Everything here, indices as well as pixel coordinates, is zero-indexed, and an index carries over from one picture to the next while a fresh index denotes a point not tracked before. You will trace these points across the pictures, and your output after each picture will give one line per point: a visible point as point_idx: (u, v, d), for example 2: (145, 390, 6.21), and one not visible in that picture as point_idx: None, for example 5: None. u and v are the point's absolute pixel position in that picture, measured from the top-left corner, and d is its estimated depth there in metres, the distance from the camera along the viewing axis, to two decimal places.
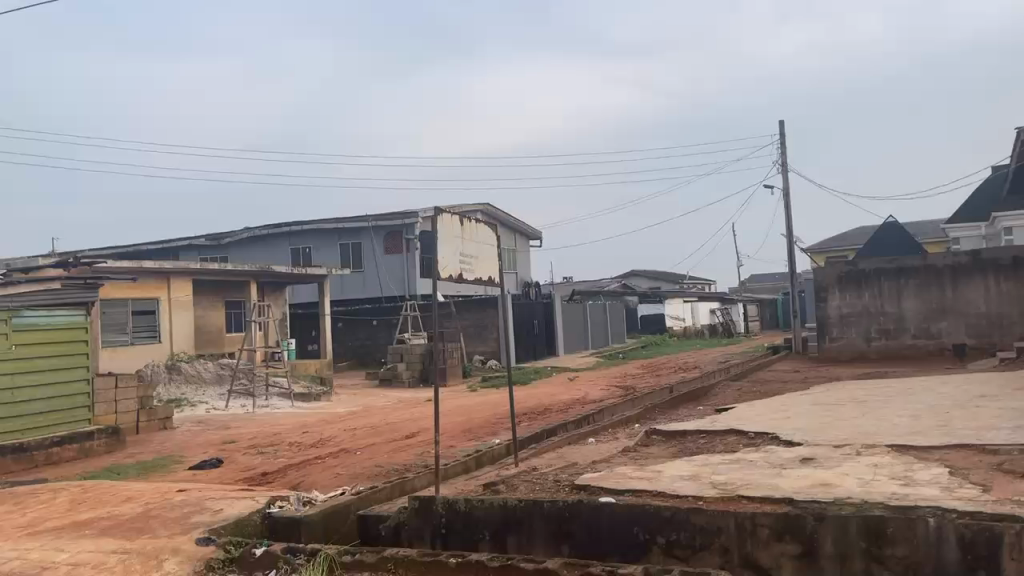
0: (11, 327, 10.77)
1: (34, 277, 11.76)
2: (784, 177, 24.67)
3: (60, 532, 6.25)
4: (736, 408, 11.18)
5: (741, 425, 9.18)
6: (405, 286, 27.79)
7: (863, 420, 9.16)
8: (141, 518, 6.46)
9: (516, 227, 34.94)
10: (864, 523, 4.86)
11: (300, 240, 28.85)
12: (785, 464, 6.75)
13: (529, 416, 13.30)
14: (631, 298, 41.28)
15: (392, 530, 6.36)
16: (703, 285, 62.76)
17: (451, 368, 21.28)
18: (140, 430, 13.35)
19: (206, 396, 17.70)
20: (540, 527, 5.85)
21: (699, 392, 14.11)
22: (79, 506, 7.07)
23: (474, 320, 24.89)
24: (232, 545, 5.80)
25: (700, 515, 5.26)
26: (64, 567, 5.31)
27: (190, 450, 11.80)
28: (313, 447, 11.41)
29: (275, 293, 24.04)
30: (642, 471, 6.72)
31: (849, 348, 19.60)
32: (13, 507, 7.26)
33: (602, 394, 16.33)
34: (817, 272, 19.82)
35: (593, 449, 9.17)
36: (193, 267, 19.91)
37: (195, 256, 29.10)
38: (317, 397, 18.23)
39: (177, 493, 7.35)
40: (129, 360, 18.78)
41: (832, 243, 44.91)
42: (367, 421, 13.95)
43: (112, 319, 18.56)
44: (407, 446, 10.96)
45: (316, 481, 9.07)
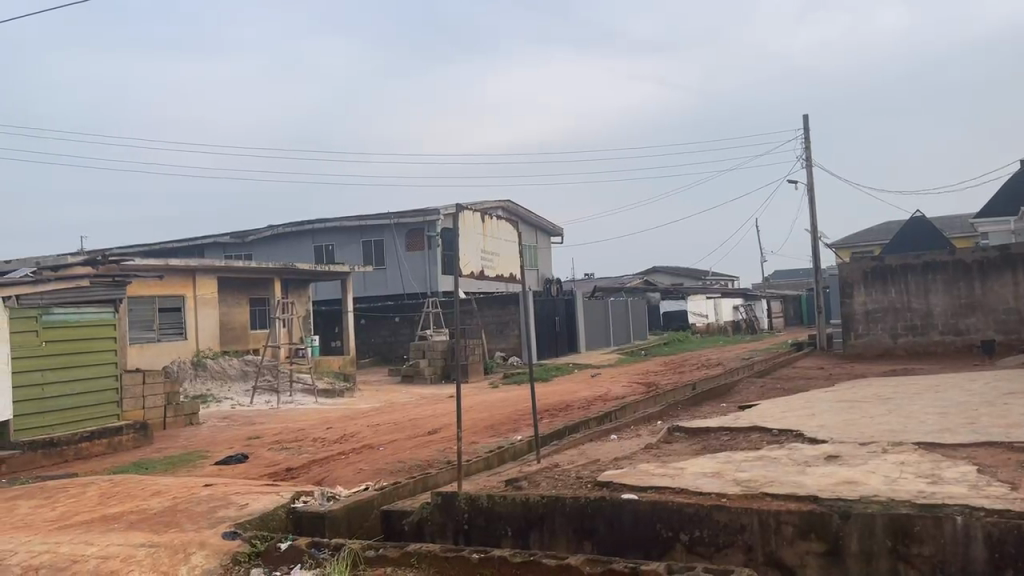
0: (41, 325, 10.97)
1: (63, 274, 11.92)
2: (808, 171, 24.41)
3: (89, 526, 6.35)
4: (760, 405, 11.11)
5: (764, 422, 9.10)
6: (427, 284, 27.87)
7: (889, 418, 9.04)
8: (168, 513, 6.56)
9: (537, 223, 35.00)
10: (889, 522, 4.81)
11: (323, 238, 29.06)
12: (809, 461, 6.69)
13: (551, 412, 13.31)
14: (654, 295, 41.06)
15: (414, 526, 6.40)
16: (726, 281, 62.44)
17: (473, 365, 21.31)
18: (167, 426, 13.53)
19: (231, 393, 17.89)
20: (562, 524, 5.85)
21: (722, 389, 13.99)
22: (105, 501, 7.18)
23: (495, 317, 24.90)
24: (258, 540, 5.87)
25: (723, 512, 5.24)
26: (94, 560, 5.40)
27: (215, 446, 11.93)
28: (336, 443, 11.51)
29: (298, 291, 24.21)
30: (664, 468, 6.71)
31: (875, 345, 19.40)
32: (43, 501, 7.39)
33: (624, 391, 16.27)
34: (842, 268, 19.59)
35: (615, 446, 9.15)
36: (217, 264, 20.12)
37: (219, 254, 29.39)
38: (340, 393, 18.38)
39: (203, 487, 7.44)
40: (155, 357, 19.03)
41: (856, 238, 44.45)
42: (390, 417, 14.01)
43: (138, 316, 18.82)
44: (428, 442, 11.01)
45: (340, 477, 9.14)
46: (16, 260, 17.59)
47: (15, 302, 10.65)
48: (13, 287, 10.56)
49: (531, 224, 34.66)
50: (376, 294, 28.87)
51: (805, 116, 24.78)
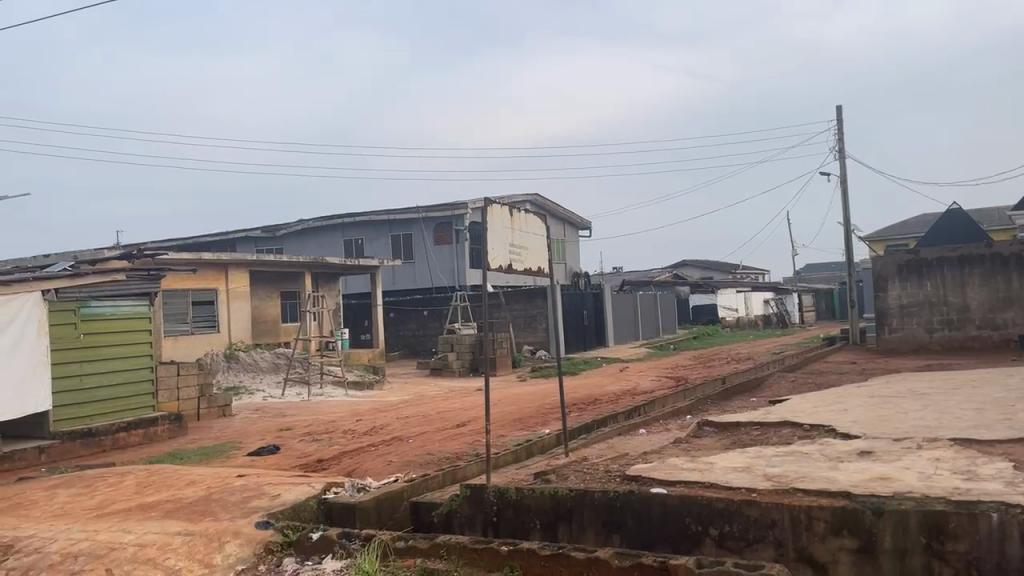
0: (80, 317, 11.23)
1: (101, 267, 12.11)
2: (841, 163, 24.03)
3: (127, 514, 6.49)
4: (791, 400, 10.98)
5: (796, 418, 9.00)
6: (455, 277, 27.97)
7: (925, 414, 8.90)
8: (203, 502, 6.68)
9: (565, 216, 34.91)
10: (924, 518, 4.74)
11: (353, 232, 29.26)
12: (841, 457, 6.60)
13: (580, 406, 13.31)
14: (683, 289, 40.78)
15: (443, 518, 6.43)
16: (757, 274, 61.79)
17: (501, 358, 21.37)
18: (201, 417, 13.76)
19: (263, 384, 18.16)
20: (590, 518, 5.86)
21: (752, 383, 13.86)
22: (142, 490, 7.33)
23: (523, 311, 24.93)
24: (290, 530, 5.95)
25: (753, 507, 5.21)
26: (132, 548, 5.52)
27: (247, 437, 12.12)
28: (367, 435, 11.63)
29: (328, 284, 24.43)
30: (693, 463, 6.68)
31: (910, 340, 19.06)
32: (83, 489, 7.57)
33: (653, 385, 16.20)
34: (876, 261, 19.27)
35: (643, 440, 9.10)
36: (249, 258, 20.35)
37: (251, 248, 29.77)
38: (370, 385, 18.57)
39: (236, 477, 7.57)
40: (189, 348, 19.36)
41: (891, 231, 43.68)
42: (419, 410, 14.12)
43: (172, 309, 19.13)
44: (457, 435, 11.06)
45: (370, 468, 9.24)
46: (55, 254, 17.98)
47: (55, 295, 10.87)
48: (53, 280, 10.74)
49: (560, 218, 34.61)
50: (405, 288, 29.05)
51: (838, 107, 24.46)
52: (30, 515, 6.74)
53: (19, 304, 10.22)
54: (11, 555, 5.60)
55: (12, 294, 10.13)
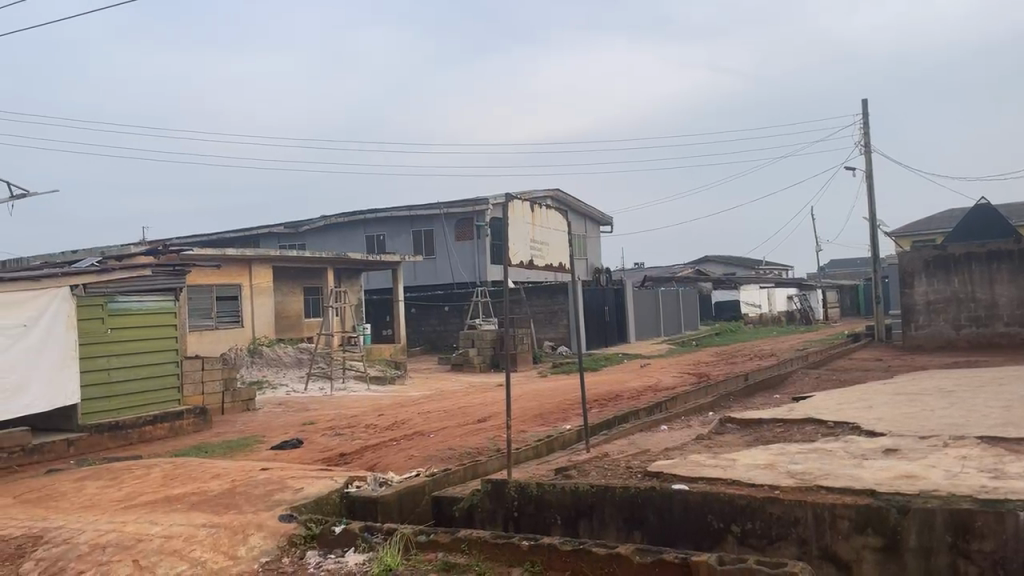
0: (108, 312, 11.40)
1: (127, 262, 12.27)
2: (866, 157, 23.73)
3: (153, 506, 6.59)
4: (815, 398, 10.88)
5: (819, 415, 8.92)
6: (476, 274, 28.00)
7: (951, 411, 8.78)
8: (228, 495, 6.76)
9: (587, 212, 34.80)
10: (950, 516, 4.68)
11: (374, 228, 29.40)
12: (866, 455, 6.53)
13: (601, 402, 13.30)
14: (705, 285, 40.48)
15: (464, 513, 6.45)
16: (781, 270, 61.28)
17: (522, 354, 21.38)
18: (226, 411, 13.93)
19: (286, 378, 18.34)
20: (611, 514, 5.85)
21: (775, 380, 13.75)
22: (168, 482, 7.44)
23: (544, 306, 24.91)
24: (313, 523, 6.00)
25: (776, 504, 5.18)
26: (158, 539, 5.60)
27: (271, 431, 12.23)
28: (388, 430, 11.70)
29: (351, 280, 24.57)
30: (715, 459, 6.65)
31: (937, 337, 18.82)
32: (110, 481, 7.70)
33: (675, 382, 16.13)
34: (902, 257, 19.04)
35: (665, 437, 9.08)
36: (272, 254, 20.53)
37: (275, 244, 30.01)
38: (391, 380, 18.67)
39: (260, 471, 7.65)
40: (213, 343, 19.58)
41: (917, 226, 43.09)
42: (441, 405, 14.19)
43: (197, 304, 19.33)
44: (478, 430, 11.10)
45: (391, 462, 9.30)
46: (82, 250, 18.24)
47: (83, 290, 11.04)
48: (81, 275, 10.90)
49: (581, 213, 34.52)
50: (426, 284, 29.15)
51: (864, 101, 24.15)
52: (59, 507, 6.86)
53: (47, 300, 10.39)
54: (41, 546, 5.71)
55: (41, 290, 10.30)
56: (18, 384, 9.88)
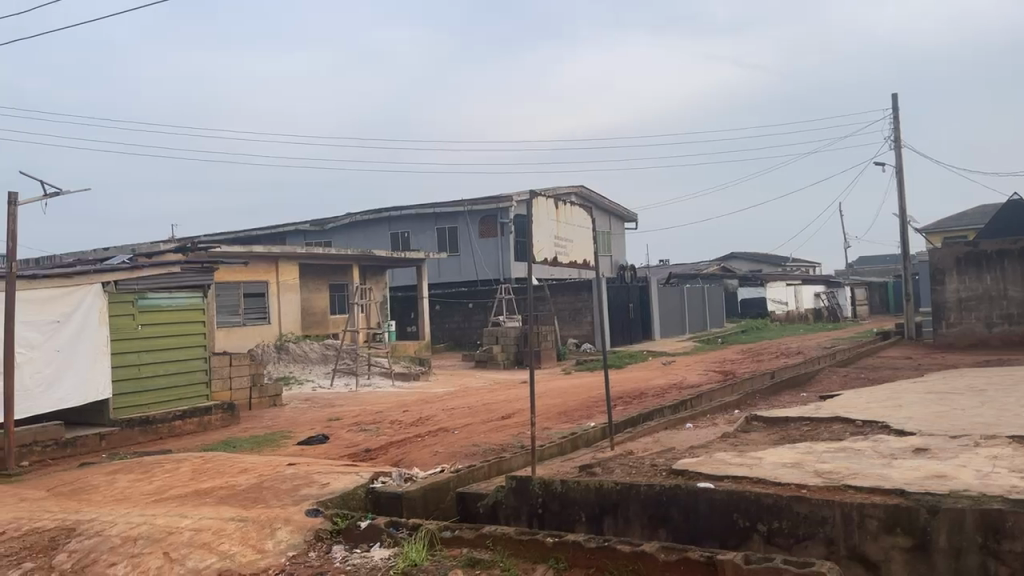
0: (138, 308, 11.57)
1: (157, 259, 12.45)
2: (896, 152, 23.37)
3: (183, 500, 6.69)
4: (843, 396, 10.75)
5: (848, 414, 8.82)
6: (500, 270, 28.02)
7: (982, 411, 8.64)
8: (255, 489, 6.85)
9: (612, 208, 34.66)
10: (980, 516, 4.61)
11: (399, 225, 29.54)
12: (895, 454, 6.44)
13: (626, 399, 13.26)
14: (731, 282, 40.12)
15: (489, 509, 6.48)
16: (809, 267, 60.58)
17: (546, 351, 21.39)
18: (253, 406, 14.09)
19: (312, 374, 18.51)
20: (636, 511, 5.84)
21: (802, 378, 13.60)
22: (197, 477, 7.54)
23: (569, 303, 24.89)
24: (339, 518, 6.07)
25: (804, 503, 5.13)
26: (188, 532, 5.69)
27: (298, 426, 12.36)
28: (413, 426, 11.77)
29: (376, 276, 24.73)
30: (742, 458, 6.60)
31: (968, 335, 18.53)
32: (141, 475, 7.83)
33: (700, 380, 16.03)
34: (933, 254, 18.75)
35: (690, 435, 9.02)
36: (299, 251, 20.71)
37: (301, 241, 30.27)
38: (416, 376, 18.76)
39: (286, 466, 7.73)
40: (241, 340, 19.81)
41: (948, 223, 42.36)
42: (465, 402, 14.23)
43: (224, 301, 19.55)
44: (502, 427, 11.13)
45: (416, 458, 9.36)
46: (112, 247, 18.53)
47: (114, 287, 11.22)
48: (112, 272, 11.08)
49: (605, 209, 34.37)
50: (450, 281, 29.23)
51: (894, 95, 23.78)
52: (92, 499, 7.00)
53: (80, 295, 10.60)
54: (74, 538, 5.83)
55: (74, 286, 10.52)
56: (52, 378, 10.11)
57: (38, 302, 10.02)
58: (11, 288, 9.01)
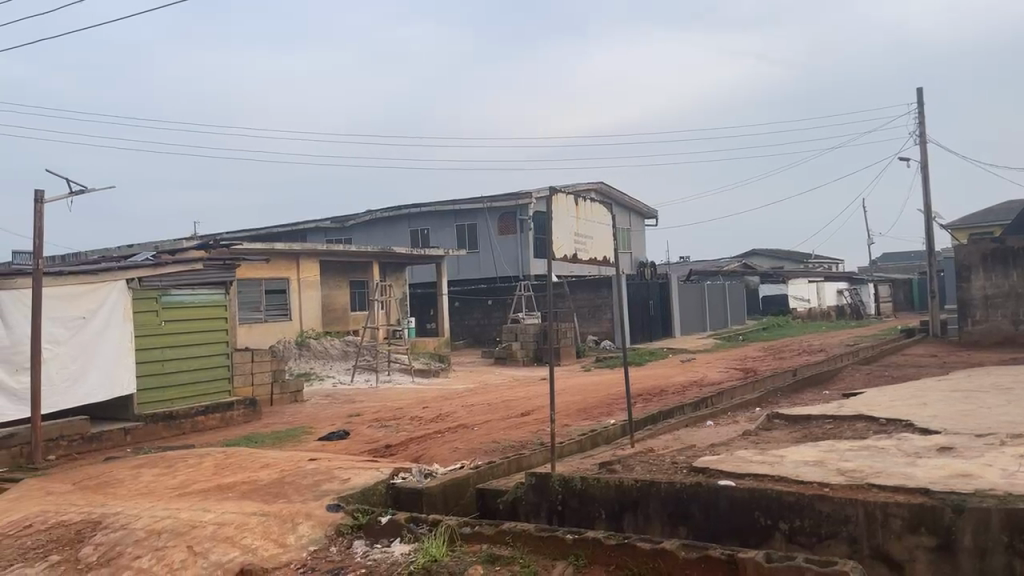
0: (161, 305, 11.69)
1: (180, 257, 12.55)
2: (921, 147, 23.06)
3: (206, 494, 6.76)
4: (866, 394, 10.64)
5: (871, 412, 8.72)
6: (519, 268, 28.01)
7: (1010, 409, 8.50)
8: (277, 484, 6.91)
9: (632, 205, 34.55)
10: (1006, 516, 4.54)
11: (419, 222, 29.62)
12: (919, 453, 6.36)
13: (646, 397, 13.20)
14: (752, 279, 39.82)
15: (509, 506, 6.49)
16: (832, 264, 59.98)
17: (566, 348, 21.37)
18: (274, 402, 14.21)
19: (333, 370, 18.63)
20: (656, 509, 5.82)
21: (824, 375, 13.48)
22: (219, 472, 7.61)
23: (588, 300, 24.83)
24: (359, 513, 6.10)
25: (827, 502, 5.08)
26: (211, 526, 5.75)
27: (318, 422, 12.45)
28: (433, 422, 11.80)
29: (395, 274, 24.83)
30: (763, 456, 6.56)
31: (994, 332, 18.24)
32: (166, 469, 7.93)
33: (721, 377, 15.93)
34: (958, 251, 18.50)
35: (711, 433, 8.97)
36: (319, 249, 20.84)
37: (321, 238, 30.48)
38: (436, 373, 18.82)
39: (308, 461, 7.78)
40: (263, 336, 19.98)
41: (975, 219, 41.72)
42: (484, 398, 14.25)
43: (246, 297, 19.72)
44: (521, 423, 11.14)
45: (436, 455, 9.38)
46: (136, 245, 18.75)
47: (138, 284, 11.35)
48: (137, 269, 11.19)
49: (625, 206, 34.25)
50: (469, 278, 29.28)
51: (918, 90, 23.43)
52: (117, 493, 7.09)
53: (105, 292, 10.75)
54: (100, 531, 5.92)
55: (100, 283, 10.66)
56: (78, 373, 10.25)
57: (65, 298, 10.18)
58: (38, 284, 9.15)
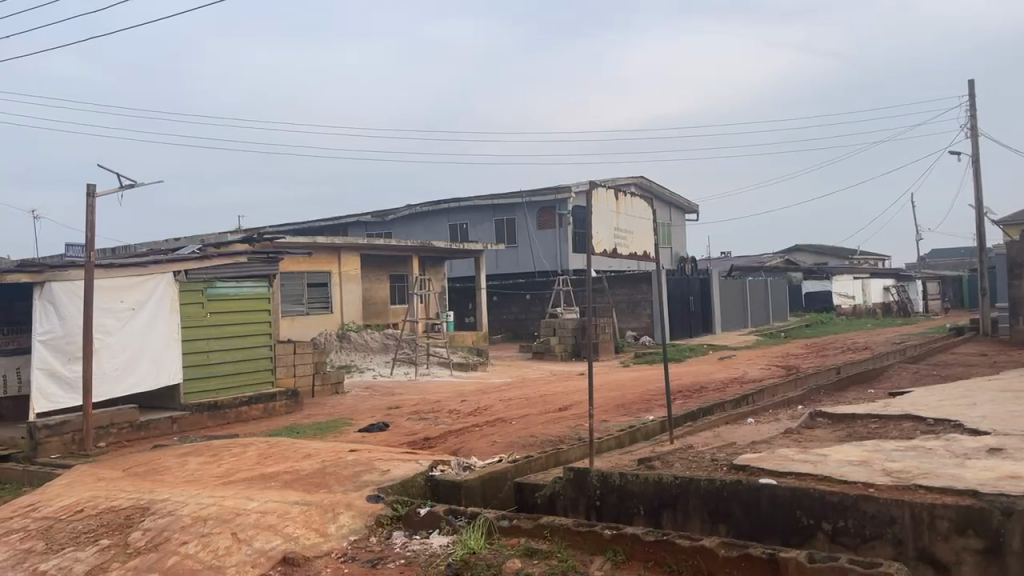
0: (207, 296, 11.93)
1: (225, 250, 12.81)
2: (972, 140, 22.42)
3: (250, 483, 6.90)
4: (912, 393, 10.41)
5: (917, 411, 8.53)
6: (558, 262, 27.97)
7: None
8: (319, 474, 7.01)
9: (672, 200, 34.21)
10: None
11: (458, 217, 29.72)
12: (969, 454, 6.20)
13: (686, 393, 13.09)
14: (795, 275, 39.23)
15: (547, 499, 6.49)
16: (877, 261, 58.77)
17: (604, 343, 21.26)
18: (316, 394, 14.42)
19: (373, 363, 18.84)
20: (696, 505, 5.77)
21: (869, 373, 13.21)
22: (262, 461, 7.76)
23: (627, 295, 24.73)
24: (399, 504, 6.17)
25: (871, 503, 4.99)
26: (254, 514, 5.85)
27: (359, 413, 12.62)
28: (471, 416, 11.88)
29: (434, 267, 24.95)
30: (806, 454, 6.45)
31: None
32: (211, 458, 8.10)
33: (762, 374, 15.75)
34: (1011, 247, 17.93)
35: (752, 430, 8.87)
36: (360, 242, 21.04)
37: (362, 232, 30.79)
38: (474, 366, 18.93)
39: (349, 452, 7.88)
40: (305, 328, 20.29)
41: None
42: (522, 392, 14.28)
43: (289, 290, 20.03)
44: (560, 418, 11.12)
45: (474, 448, 9.45)
46: (183, 238, 19.19)
47: (184, 276, 11.60)
48: (183, 262, 11.44)
49: (665, 201, 33.94)
50: (508, 272, 29.33)
51: (969, 82, 22.86)
52: (165, 480, 7.28)
53: (154, 283, 11.03)
54: (148, 517, 6.08)
55: (148, 275, 10.93)
56: (128, 363, 10.58)
57: (113, 290, 10.46)
58: (90, 277, 9.37)
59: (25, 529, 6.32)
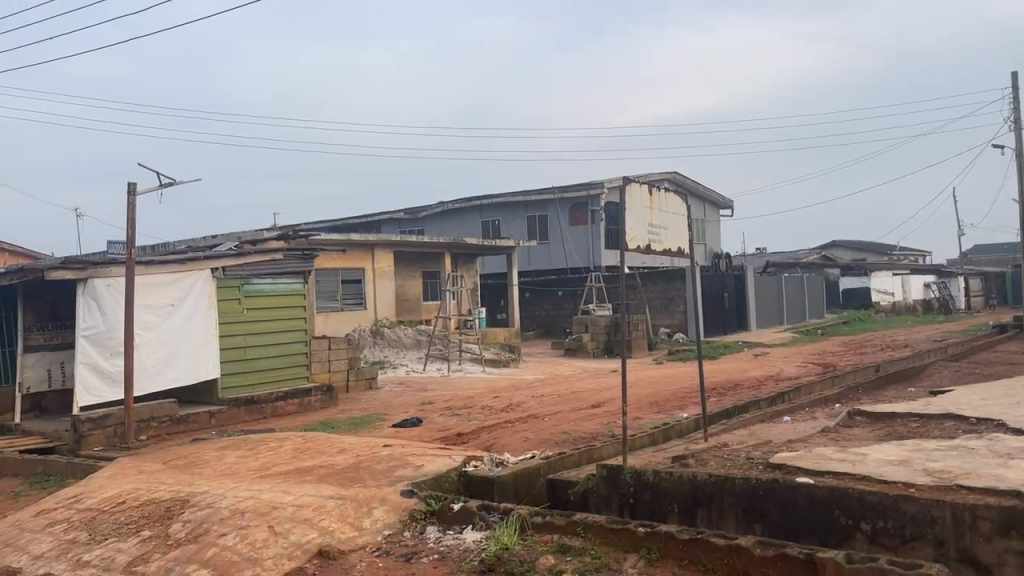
0: (243, 293, 12.10)
1: (261, 247, 12.97)
2: (1017, 133, 21.81)
3: (286, 477, 6.98)
4: (954, 392, 10.17)
5: (960, 410, 8.33)
6: (590, 258, 27.88)
7: None
8: (353, 469, 7.07)
9: (706, 196, 33.87)
10: None
11: (490, 214, 29.74)
12: (1013, 454, 6.03)
13: (720, 391, 12.93)
14: (832, 271, 38.63)
15: (581, 496, 6.47)
16: (917, 257, 57.60)
17: (637, 341, 21.09)
18: (350, 388, 14.56)
19: (406, 359, 18.97)
20: (731, 504, 5.72)
21: (909, 372, 12.96)
22: (298, 455, 7.85)
23: (660, 293, 24.53)
24: (432, 499, 6.19)
25: (911, 503, 4.89)
26: (291, 508, 5.93)
27: (392, 409, 12.69)
28: (503, 412, 11.89)
29: (467, 264, 25.03)
30: (844, 454, 6.34)
31: None
32: (248, 452, 8.22)
33: (797, 372, 15.55)
34: None
35: (787, 428, 8.75)
36: (393, 239, 21.19)
37: (395, 230, 31.00)
38: (506, 363, 18.97)
39: (382, 448, 7.94)
40: (339, 324, 20.50)
41: None
42: (555, 389, 14.25)
43: (323, 287, 20.24)
44: (592, 415, 11.08)
45: (507, 444, 9.46)
46: (221, 235, 19.52)
47: (222, 273, 11.78)
48: (220, 260, 11.60)
49: (699, 196, 33.64)
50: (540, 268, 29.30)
51: (1013, 73, 22.23)
52: (203, 473, 7.41)
53: (192, 280, 11.22)
54: (187, 509, 6.18)
55: (186, 273, 11.13)
56: (167, 359, 10.80)
57: (153, 286, 10.68)
58: (130, 274, 9.58)
59: (68, 520, 6.48)
